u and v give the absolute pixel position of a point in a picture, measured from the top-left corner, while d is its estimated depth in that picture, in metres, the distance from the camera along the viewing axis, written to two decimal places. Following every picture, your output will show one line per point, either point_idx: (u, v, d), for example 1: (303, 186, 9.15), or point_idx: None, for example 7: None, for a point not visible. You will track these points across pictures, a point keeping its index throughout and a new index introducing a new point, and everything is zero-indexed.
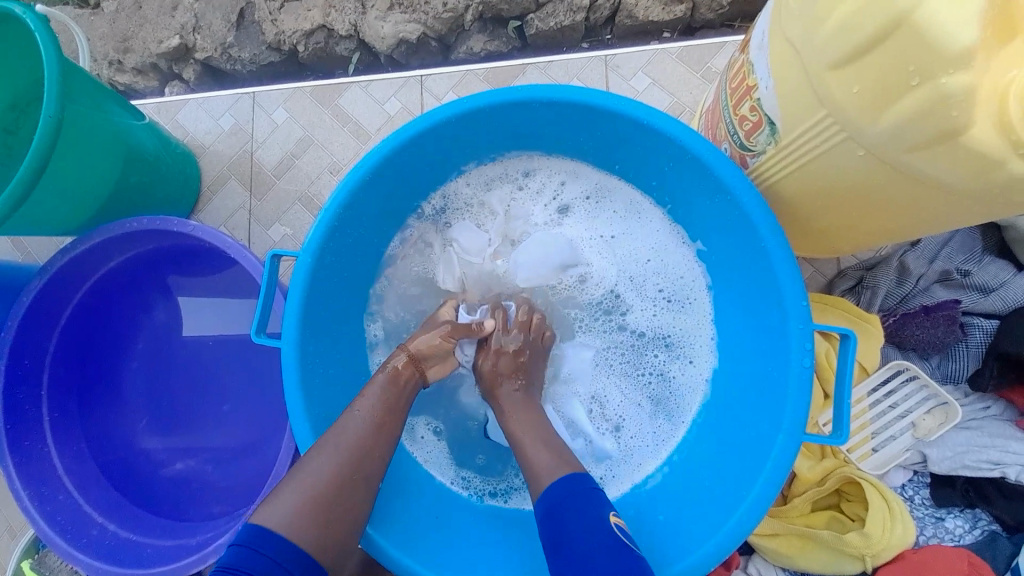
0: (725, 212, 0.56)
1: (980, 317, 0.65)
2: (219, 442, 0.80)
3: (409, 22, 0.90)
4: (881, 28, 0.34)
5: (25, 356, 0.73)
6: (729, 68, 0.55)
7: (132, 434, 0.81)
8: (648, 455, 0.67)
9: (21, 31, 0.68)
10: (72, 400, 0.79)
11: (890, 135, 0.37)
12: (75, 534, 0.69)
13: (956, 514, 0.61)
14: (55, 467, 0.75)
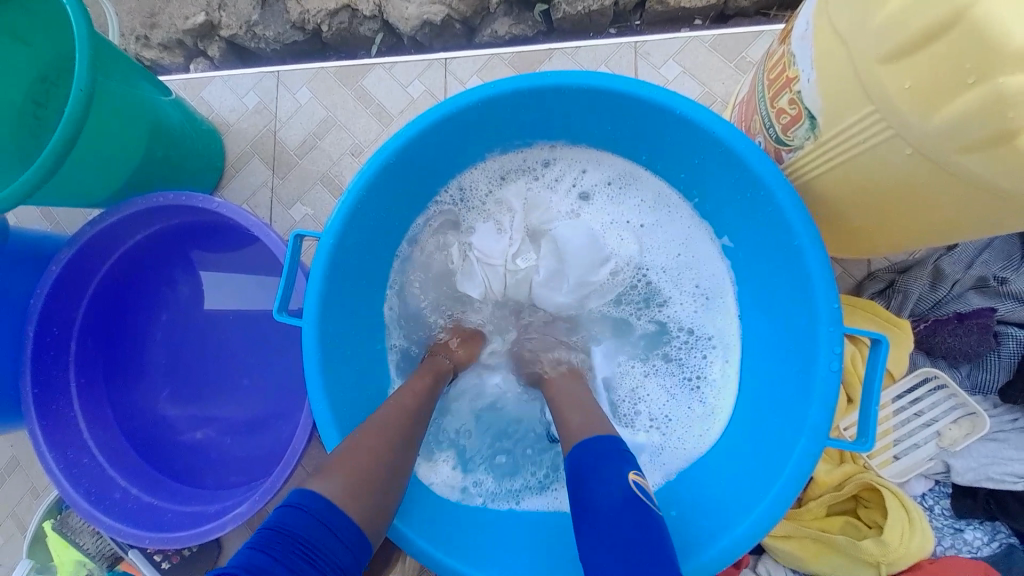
0: (756, 205, 0.55)
1: (1015, 326, 0.62)
2: (235, 414, 0.82)
3: (434, 3, 0.88)
4: (939, 21, 0.32)
5: (55, 324, 0.75)
6: (768, 58, 0.53)
7: (154, 403, 0.84)
8: (687, 448, 0.65)
9: (49, 3, 0.69)
10: (99, 369, 0.82)
11: (941, 135, 0.35)
12: (100, 496, 0.72)
13: (975, 526, 0.60)
14: (82, 432, 0.77)
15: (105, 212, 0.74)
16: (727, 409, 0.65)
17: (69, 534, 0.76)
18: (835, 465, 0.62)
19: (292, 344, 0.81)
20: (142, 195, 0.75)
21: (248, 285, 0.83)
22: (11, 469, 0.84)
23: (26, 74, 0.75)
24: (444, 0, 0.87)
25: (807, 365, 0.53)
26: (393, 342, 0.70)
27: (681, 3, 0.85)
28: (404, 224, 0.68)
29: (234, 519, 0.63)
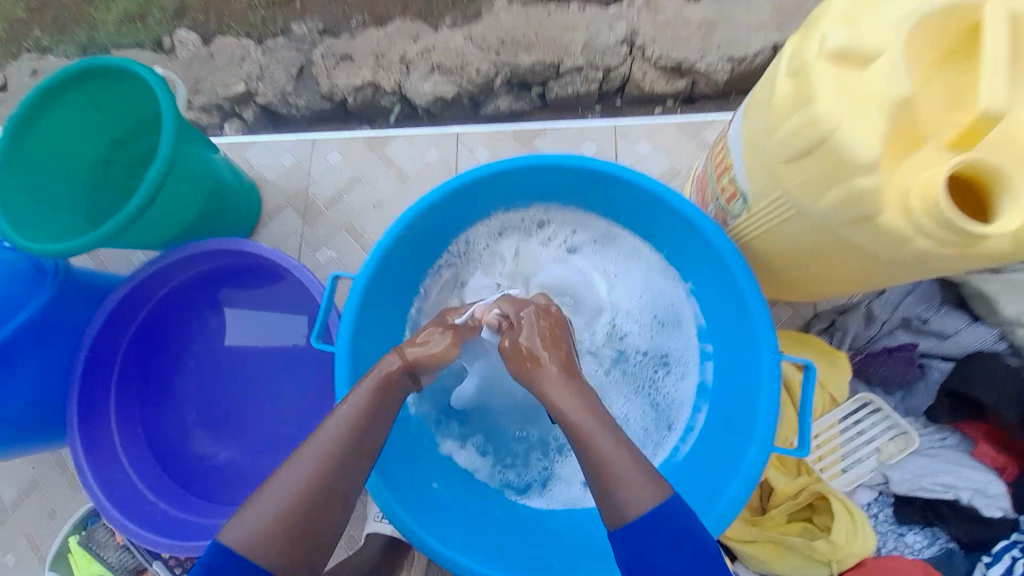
0: (710, 259, 0.68)
1: (938, 359, 0.74)
2: (258, 434, 0.90)
3: (446, 83, 1.06)
4: (813, 140, 0.46)
5: (102, 351, 0.84)
6: (714, 147, 0.69)
7: (181, 426, 0.90)
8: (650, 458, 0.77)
9: (132, 87, 0.84)
10: (134, 393, 0.89)
11: (827, 214, 0.49)
12: (132, 509, 0.79)
13: (917, 532, 0.69)
14: (116, 451, 0.85)
15: (165, 254, 0.86)
16: (682, 424, 0.78)
17: (94, 547, 0.85)
18: (790, 474, 0.71)
19: (314, 375, 0.90)
20: (194, 242, 0.87)
21: (275, 320, 0.93)
22: (29, 489, 0.96)
23: (102, 138, 0.91)
24: (455, 81, 1.06)
25: (756, 388, 0.64)
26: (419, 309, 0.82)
27: (654, 88, 1.04)
28: (419, 271, 0.80)
29: None
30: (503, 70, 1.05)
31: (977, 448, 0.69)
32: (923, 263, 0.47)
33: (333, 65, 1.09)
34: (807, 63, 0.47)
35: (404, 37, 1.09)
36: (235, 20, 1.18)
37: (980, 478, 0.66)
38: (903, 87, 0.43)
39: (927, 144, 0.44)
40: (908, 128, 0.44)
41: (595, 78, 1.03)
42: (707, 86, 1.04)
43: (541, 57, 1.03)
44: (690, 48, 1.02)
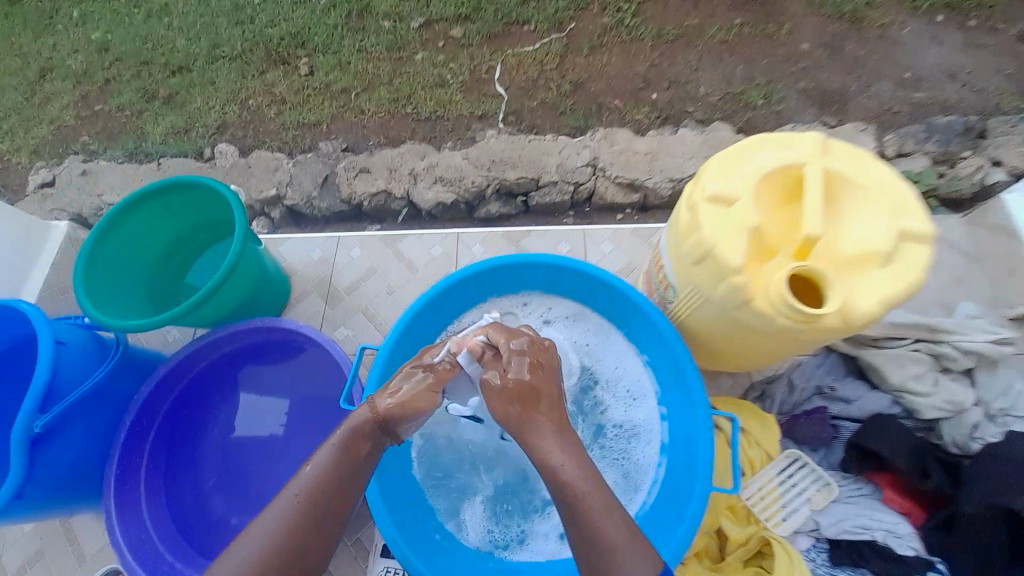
0: (656, 336, 0.88)
1: (847, 421, 0.89)
2: (270, 498, 1.03)
3: (447, 192, 1.34)
4: (703, 252, 0.70)
5: (144, 418, 0.98)
6: (653, 257, 0.95)
7: (200, 489, 1.04)
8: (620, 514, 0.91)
9: (207, 198, 1.06)
10: (163, 458, 1.02)
11: (721, 301, 0.71)
12: (154, 565, 0.90)
13: (847, 573, 0.79)
14: (142, 511, 0.96)
15: (215, 331, 1.04)
16: (648, 482, 0.92)
17: None
18: (740, 524, 0.84)
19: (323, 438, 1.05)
20: (241, 321, 1.05)
21: (296, 389, 1.10)
22: (34, 560, 1.03)
23: (170, 235, 1.11)
24: (455, 191, 1.34)
25: (695, 438, 0.80)
26: None
27: (615, 199, 1.34)
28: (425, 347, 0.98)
29: None
30: (494, 183, 1.34)
31: (885, 495, 0.82)
32: (789, 336, 0.68)
33: (354, 177, 1.37)
34: (695, 203, 0.72)
35: (413, 156, 1.39)
36: (267, 137, 1.56)
37: (891, 520, 0.80)
38: (751, 221, 0.67)
39: (775, 256, 0.68)
40: (762, 246, 0.68)
41: (568, 191, 1.33)
42: (657, 199, 1.34)
43: (524, 174, 1.34)
44: (638, 171, 1.34)
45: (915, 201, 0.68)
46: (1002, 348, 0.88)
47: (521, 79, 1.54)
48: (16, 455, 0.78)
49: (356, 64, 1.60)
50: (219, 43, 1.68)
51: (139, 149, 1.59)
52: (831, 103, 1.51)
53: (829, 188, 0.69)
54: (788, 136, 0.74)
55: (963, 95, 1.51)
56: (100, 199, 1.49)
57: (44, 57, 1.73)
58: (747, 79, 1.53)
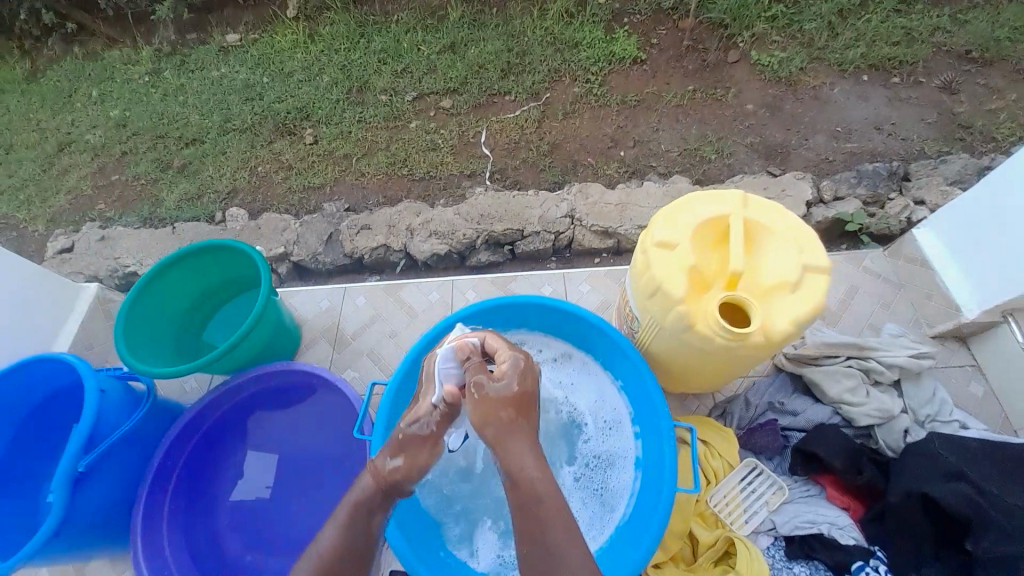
0: (625, 364, 1.03)
1: (795, 431, 1.05)
2: (281, 536, 1.11)
3: (441, 244, 1.50)
4: (653, 288, 0.87)
5: (169, 461, 1.08)
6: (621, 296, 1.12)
7: (216, 528, 1.12)
8: (599, 531, 1.01)
9: (233, 258, 1.22)
10: (184, 499, 1.11)
11: (671, 326, 0.87)
12: None
13: (802, 564, 0.92)
14: (164, 548, 1.03)
15: (236, 377, 1.16)
16: (623, 501, 1.03)
17: None
18: (709, 528, 0.96)
19: (335, 475, 1.16)
20: (260, 366, 1.18)
21: (308, 429, 1.20)
22: None
23: (197, 291, 1.26)
24: (449, 243, 1.51)
25: (660, 450, 0.93)
26: None
27: (591, 245, 1.52)
28: None
29: None
30: (483, 235, 1.51)
31: (828, 493, 0.97)
32: (727, 352, 0.84)
33: (356, 234, 1.54)
34: (647, 248, 0.89)
35: (410, 214, 1.57)
36: (275, 200, 1.74)
37: (833, 513, 0.94)
38: (689, 261, 0.84)
39: (709, 288, 0.86)
40: (699, 280, 0.85)
41: (549, 239, 1.51)
42: (630, 243, 1.52)
43: (510, 226, 1.52)
44: (611, 220, 1.52)
45: (815, 241, 0.87)
46: (920, 362, 1.06)
47: (505, 142, 1.78)
48: (60, 492, 0.85)
49: (357, 134, 1.83)
50: (230, 118, 1.91)
51: (153, 215, 1.76)
52: (776, 155, 1.71)
53: (748, 232, 0.88)
54: (719, 191, 0.92)
55: (889, 144, 1.71)
56: (117, 261, 1.59)
57: (63, 131, 1.94)
58: (700, 136, 1.76)
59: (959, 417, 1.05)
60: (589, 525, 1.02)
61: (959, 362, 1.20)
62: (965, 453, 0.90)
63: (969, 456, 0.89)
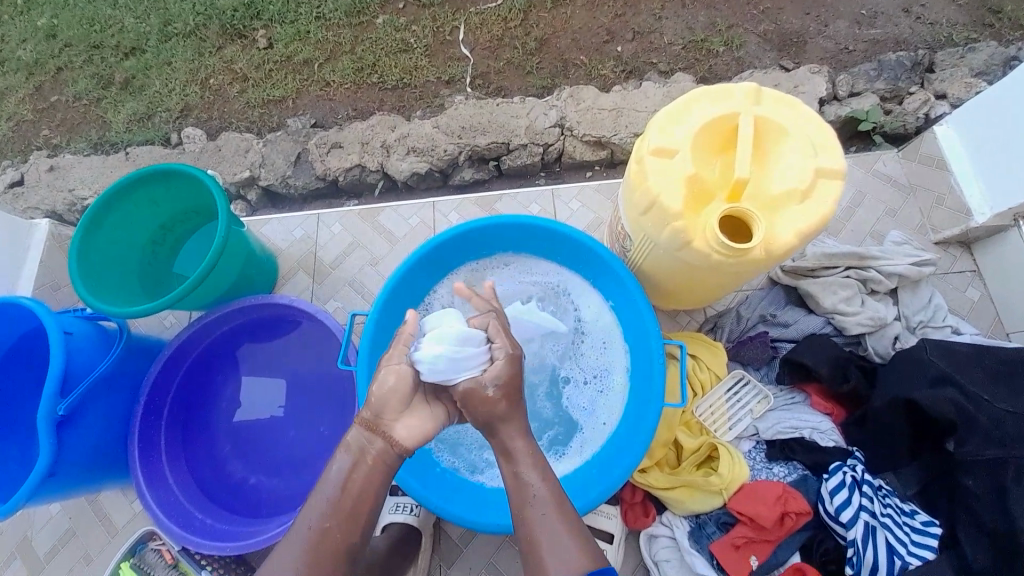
0: (618, 284, 0.98)
1: (785, 342, 1.05)
2: (282, 460, 1.15)
3: (420, 162, 1.37)
4: (647, 203, 0.78)
5: (156, 397, 1.07)
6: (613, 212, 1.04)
7: (218, 457, 1.15)
8: (589, 443, 1.03)
9: (188, 183, 1.11)
10: (179, 432, 1.12)
11: (665, 244, 0.81)
12: (187, 522, 1.02)
13: (781, 465, 0.96)
14: (167, 479, 1.06)
15: (211, 311, 1.11)
16: (613, 416, 1.04)
17: (145, 568, 0.99)
18: (694, 435, 0.99)
19: (328, 405, 1.17)
20: (237, 300, 1.13)
21: (293, 360, 1.20)
22: (68, 538, 1.11)
23: (154, 223, 1.17)
24: (428, 160, 1.37)
25: (650, 365, 0.92)
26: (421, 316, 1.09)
27: (584, 157, 1.39)
28: (411, 306, 1.06)
29: (282, 530, 0.92)
30: (465, 150, 1.37)
31: (813, 400, 1.00)
32: (725, 268, 0.78)
33: (326, 153, 1.40)
34: (642, 156, 0.79)
35: (384, 129, 1.42)
36: (233, 117, 1.55)
37: (816, 419, 0.97)
38: (689, 170, 0.75)
39: (710, 201, 0.78)
40: (697, 193, 0.77)
41: (537, 152, 1.38)
42: (623, 154, 1.39)
43: (494, 139, 1.37)
44: (605, 128, 1.37)
45: (829, 139, 0.77)
46: (920, 269, 1.04)
47: (486, 39, 1.54)
48: (45, 434, 0.84)
49: (316, 33, 1.58)
50: (170, 20, 1.63)
51: (102, 139, 1.56)
52: (790, 46, 1.50)
53: (757, 133, 0.77)
54: (724, 86, 0.80)
55: (916, 30, 1.50)
56: (73, 193, 1.44)
57: None
58: (709, 24, 1.53)
59: (952, 323, 1.04)
60: (581, 439, 1.04)
61: (959, 269, 1.17)
62: (956, 359, 0.90)
63: (960, 361, 0.89)
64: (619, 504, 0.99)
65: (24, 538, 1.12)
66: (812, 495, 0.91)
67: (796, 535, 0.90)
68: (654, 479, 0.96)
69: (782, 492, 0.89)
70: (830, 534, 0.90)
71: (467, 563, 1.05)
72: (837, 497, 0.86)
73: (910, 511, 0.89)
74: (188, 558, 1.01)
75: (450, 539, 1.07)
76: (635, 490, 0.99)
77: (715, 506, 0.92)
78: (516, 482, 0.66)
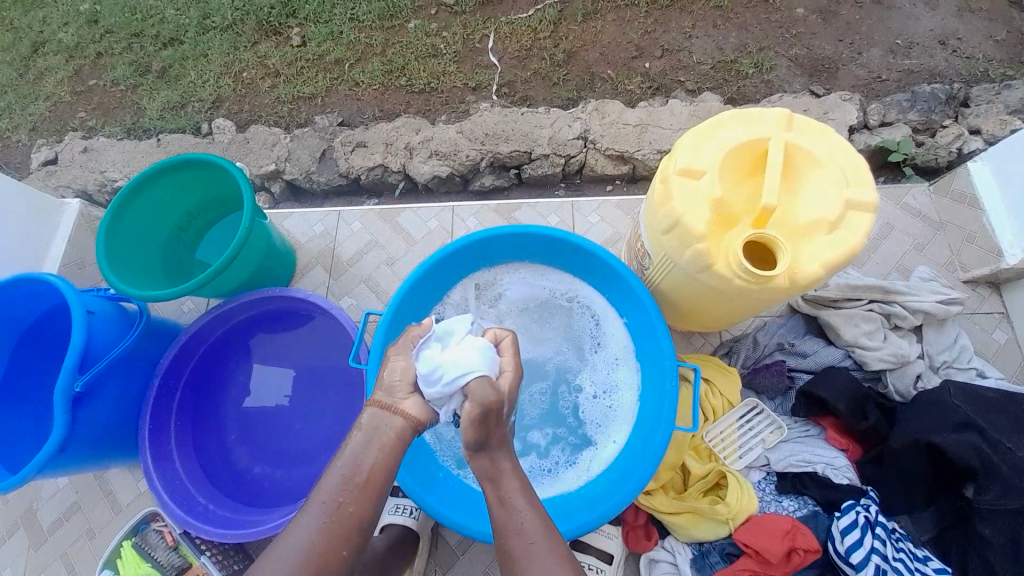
0: (634, 300, 0.97)
1: (802, 372, 1.03)
2: (287, 451, 1.16)
3: (442, 166, 1.38)
4: (669, 224, 0.78)
5: (170, 380, 1.09)
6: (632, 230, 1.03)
7: (225, 443, 1.16)
8: (595, 460, 1.02)
9: (216, 173, 1.13)
10: (189, 416, 1.14)
11: (685, 265, 0.80)
12: (189, 507, 1.02)
13: (791, 499, 0.94)
14: (174, 462, 1.08)
15: (228, 300, 1.13)
16: (620, 435, 1.02)
17: (147, 549, 1.00)
18: (702, 461, 0.97)
19: (337, 399, 1.18)
20: (254, 290, 1.14)
21: (305, 353, 1.21)
22: (72, 512, 1.13)
23: (180, 211, 1.20)
24: (450, 164, 1.38)
25: (663, 386, 0.90)
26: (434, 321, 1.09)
27: (605, 171, 1.39)
28: (424, 310, 1.06)
29: (282, 521, 0.92)
30: (487, 156, 1.38)
31: (828, 434, 0.97)
32: (746, 294, 0.77)
33: (350, 151, 1.42)
34: (669, 175, 0.78)
35: (409, 131, 1.44)
36: (263, 111, 1.58)
37: (830, 455, 0.94)
38: (715, 192, 0.75)
39: (735, 225, 0.77)
40: (722, 216, 0.76)
41: (559, 163, 1.38)
42: (645, 170, 1.38)
43: (517, 148, 1.37)
44: (628, 143, 1.36)
45: (861, 171, 0.76)
46: (947, 308, 1.01)
47: (515, 48, 1.56)
48: (60, 410, 0.86)
49: (349, 34, 1.61)
50: (209, 14, 1.68)
51: (136, 124, 1.61)
52: (821, 72, 1.49)
53: (787, 160, 0.77)
54: (755, 110, 0.79)
55: (950, 63, 1.47)
56: (104, 174, 1.49)
57: (37, 30, 1.71)
58: (739, 45, 1.52)
59: (978, 365, 1.01)
60: (585, 455, 1.03)
61: (987, 310, 1.14)
62: (980, 403, 0.87)
63: (986, 405, 0.87)
64: (622, 526, 0.97)
65: (31, 507, 1.14)
66: (822, 533, 0.88)
67: (803, 572, 0.87)
68: (659, 502, 0.94)
69: (791, 527, 0.86)
70: (838, 574, 0.87)
71: (462, 570, 1.04)
72: (848, 538, 0.84)
73: (922, 556, 0.85)
74: (188, 542, 1.01)
75: (447, 545, 1.06)
76: (639, 512, 0.97)
77: (720, 535, 0.90)
78: (520, 494, 0.66)
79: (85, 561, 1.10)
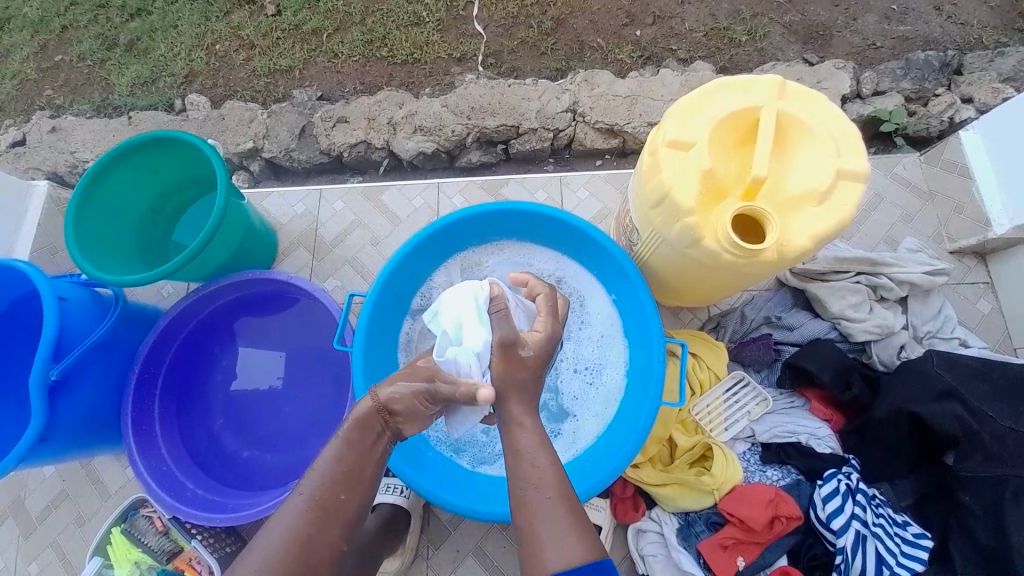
0: (622, 277, 0.96)
1: (788, 345, 1.03)
2: (276, 434, 1.15)
3: (427, 142, 1.33)
4: (656, 198, 0.76)
5: (152, 366, 1.07)
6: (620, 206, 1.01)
7: (212, 428, 1.16)
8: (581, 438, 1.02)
9: (187, 151, 1.08)
10: (174, 401, 1.12)
11: (672, 240, 0.78)
12: (179, 492, 1.02)
13: (775, 468, 0.96)
14: (160, 448, 1.07)
15: (208, 284, 1.10)
16: (607, 412, 1.02)
17: (137, 535, 1.00)
18: (689, 434, 0.99)
19: (326, 383, 1.17)
20: (233, 274, 1.11)
21: (291, 337, 1.19)
22: (61, 499, 1.13)
23: (152, 191, 1.15)
24: (435, 140, 1.33)
25: (651, 362, 0.91)
26: (420, 303, 1.08)
27: (594, 145, 1.35)
28: (409, 292, 1.05)
29: (274, 502, 0.92)
30: (474, 131, 1.33)
31: (812, 405, 0.99)
32: (733, 268, 0.76)
33: (330, 127, 1.36)
34: (657, 148, 0.76)
35: (391, 105, 1.38)
36: (238, 85, 1.51)
37: (814, 425, 0.96)
38: (705, 163, 0.72)
39: (724, 198, 0.75)
40: (711, 189, 0.74)
41: (547, 138, 1.34)
42: (635, 143, 1.35)
43: (504, 122, 1.33)
44: (618, 116, 1.32)
45: (854, 142, 0.74)
46: (932, 278, 1.02)
47: (501, 16, 1.49)
48: (36, 399, 0.84)
49: (325, 1, 1.52)
50: None
51: (105, 102, 1.53)
52: (815, 39, 1.44)
53: (778, 131, 0.74)
54: (747, 78, 0.76)
55: (946, 29, 1.43)
56: (74, 155, 1.42)
57: None
58: (733, 11, 1.46)
59: (961, 335, 1.02)
60: (571, 431, 1.03)
61: (972, 280, 1.14)
62: (961, 372, 0.88)
63: (965, 374, 0.88)
64: (609, 498, 0.99)
65: (21, 495, 1.13)
66: (804, 500, 0.91)
67: (784, 538, 0.89)
68: (646, 474, 0.96)
69: (774, 496, 0.88)
70: (818, 540, 0.90)
71: (454, 545, 1.06)
72: (830, 505, 0.86)
73: (902, 522, 0.88)
74: (179, 526, 1.01)
75: (439, 521, 1.07)
76: (627, 484, 0.99)
77: (706, 505, 0.92)
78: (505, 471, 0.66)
79: (78, 547, 1.10)
